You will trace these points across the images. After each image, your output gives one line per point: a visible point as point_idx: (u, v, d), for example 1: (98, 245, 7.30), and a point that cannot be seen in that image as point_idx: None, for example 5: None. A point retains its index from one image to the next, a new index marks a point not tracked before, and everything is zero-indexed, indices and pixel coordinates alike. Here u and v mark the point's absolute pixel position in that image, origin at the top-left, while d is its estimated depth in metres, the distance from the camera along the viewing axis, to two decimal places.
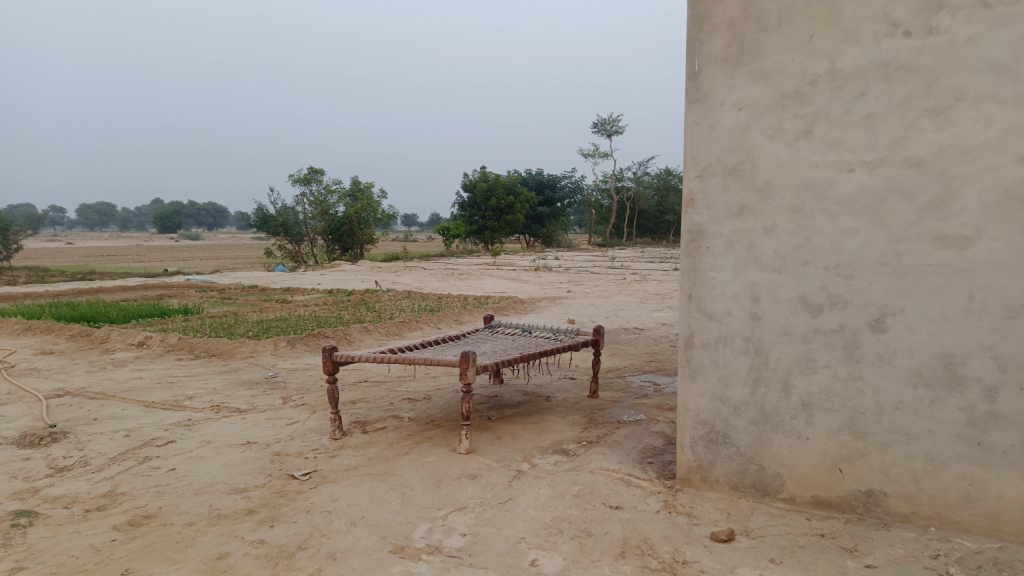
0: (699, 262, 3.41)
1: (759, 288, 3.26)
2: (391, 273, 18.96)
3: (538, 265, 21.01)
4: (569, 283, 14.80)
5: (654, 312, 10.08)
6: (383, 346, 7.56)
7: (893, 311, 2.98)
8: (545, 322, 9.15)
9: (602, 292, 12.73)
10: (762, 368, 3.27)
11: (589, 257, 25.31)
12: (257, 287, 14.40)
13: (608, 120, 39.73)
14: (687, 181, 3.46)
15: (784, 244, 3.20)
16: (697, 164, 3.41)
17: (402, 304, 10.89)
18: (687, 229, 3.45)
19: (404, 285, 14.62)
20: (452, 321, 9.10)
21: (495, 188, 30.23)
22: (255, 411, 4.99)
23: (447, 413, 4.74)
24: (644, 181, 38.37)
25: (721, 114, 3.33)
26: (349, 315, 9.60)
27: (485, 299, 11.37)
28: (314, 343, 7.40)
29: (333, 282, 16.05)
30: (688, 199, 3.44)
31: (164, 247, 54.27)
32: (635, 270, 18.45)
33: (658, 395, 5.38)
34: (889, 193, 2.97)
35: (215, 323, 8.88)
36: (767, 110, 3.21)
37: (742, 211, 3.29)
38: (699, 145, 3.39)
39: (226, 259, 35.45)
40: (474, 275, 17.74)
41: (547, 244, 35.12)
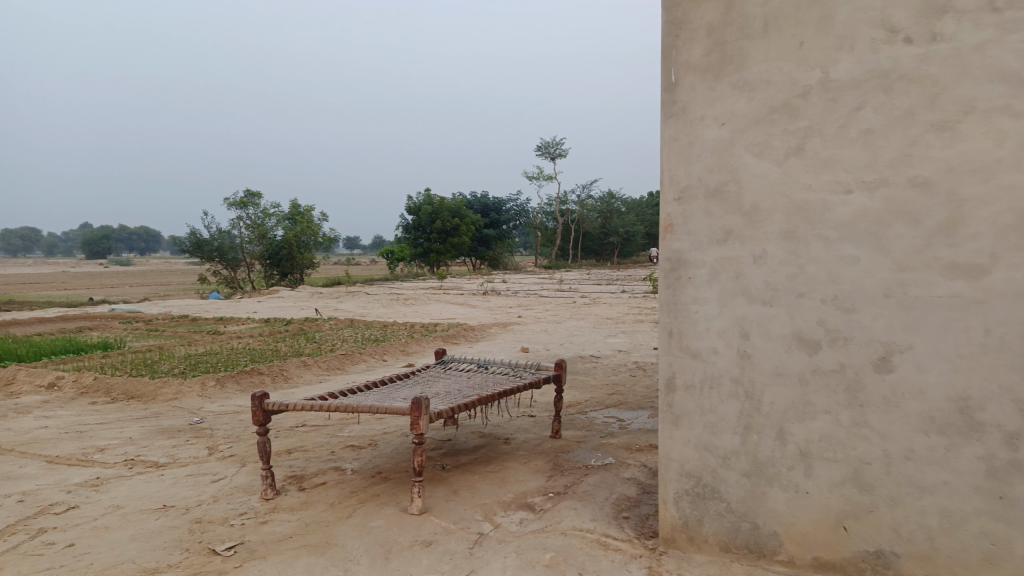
0: (679, 295, 3.04)
1: (748, 323, 2.90)
2: (334, 299, 18.30)
3: (485, 289, 20.62)
4: (519, 308, 14.44)
5: (608, 338, 9.78)
6: (324, 382, 7.01)
7: (899, 348, 2.67)
8: (497, 351, 8.73)
9: (553, 317, 12.38)
10: (754, 413, 2.91)
11: (537, 280, 25.05)
12: (189, 317, 13.55)
13: (552, 143, 39.93)
14: (664, 204, 3.10)
15: (776, 274, 2.85)
16: (675, 185, 3.05)
17: (344, 334, 10.31)
18: (665, 257, 3.08)
19: (346, 313, 14.01)
20: (397, 353, 8.58)
21: (440, 211, 29.82)
22: (176, 466, 4.40)
23: (396, 463, 4.26)
24: (588, 204, 38.52)
25: (701, 131, 2.99)
26: (286, 347, 8.98)
27: (432, 326, 10.88)
28: (248, 381, 6.79)
29: (271, 310, 15.29)
30: (666, 225, 3.08)
31: (91, 273, 51.86)
32: (585, 293, 18.25)
33: (625, 433, 5.00)
34: (892, 217, 2.66)
35: (138, 359, 8.15)
36: (754, 125, 2.88)
37: (727, 237, 2.94)
38: (677, 164, 3.04)
39: (159, 286, 33.89)
40: (421, 300, 17.24)
41: (493, 267, 34.81)
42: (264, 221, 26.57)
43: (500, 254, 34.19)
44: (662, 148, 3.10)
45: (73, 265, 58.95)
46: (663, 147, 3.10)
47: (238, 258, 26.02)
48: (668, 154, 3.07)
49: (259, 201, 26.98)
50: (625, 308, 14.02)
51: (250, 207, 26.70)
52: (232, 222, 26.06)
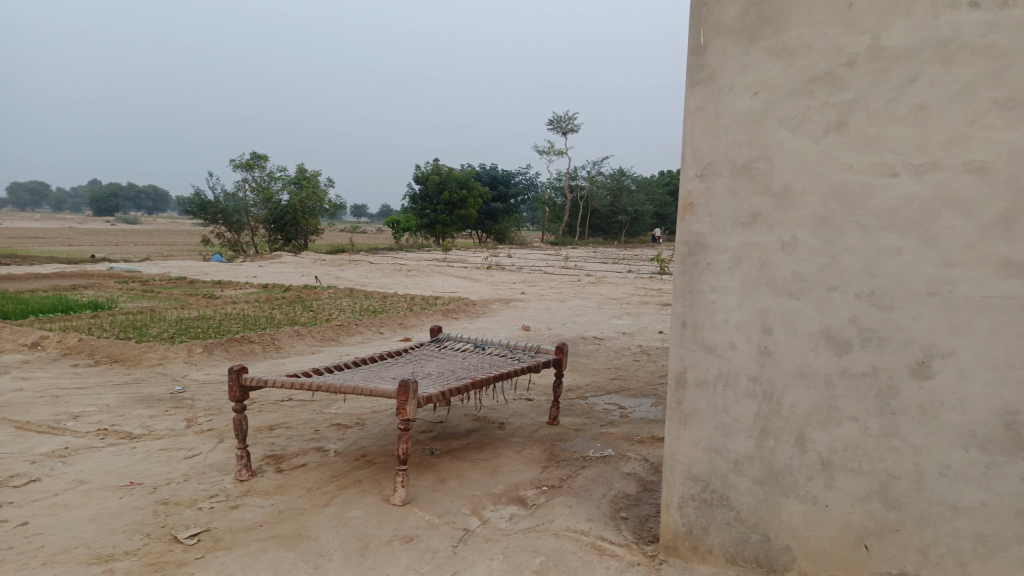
0: (696, 283, 2.76)
1: (771, 317, 2.62)
2: (336, 266, 18.05)
3: (490, 263, 20.34)
4: (523, 284, 14.16)
5: (612, 319, 9.49)
6: (316, 354, 6.75)
7: (941, 352, 2.37)
8: (497, 328, 8.46)
9: (556, 295, 12.10)
10: (773, 416, 2.64)
11: (542, 256, 24.73)
12: (186, 279, 13.31)
13: (564, 118, 39.34)
14: (685, 181, 2.80)
15: (806, 264, 2.56)
16: (697, 160, 2.75)
17: (342, 304, 10.04)
18: (683, 240, 2.79)
19: (346, 282, 13.77)
20: (394, 326, 8.32)
21: (448, 182, 29.41)
22: (151, 439, 4.16)
23: (382, 446, 4.01)
24: (598, 181, 38.02)
25: (729, 99, 2.67)
26: (281, 315, 8.72)
27: (433, 300, 10.61)
28: (237, 349, 6.55)
29: (270, 275, 15.04)
30: (686, 204, 2.79)
31: (95, 230, 51.73)
32: (590, 271, 17.96)
33: (626, 423, 4.73)
34: (942, 206, 2.35)
35: (127, 321, 7.92)
36: (789, 96, 2.57)
37: (753, 220, 2.64)
38: (701, 137, 2.74)
39: (162, 246, 33.67)
40: (424, 271, 16.95)
41: (499, 241, 34.47)
42: (269, 185, 26.23)
43: (506, 228, 33.81)
44: (685, 119, 2.79)
45: (79, 221, 58.75)
46: (686, 117, 2.79)
47: (242, 221, 25.74)
48: (691, 126, 2.77)
49: (265, 164, 26.61)
50: (631, 288, 13.71)
51: (256, 169, 26.34)
52: (236, 185, 25.76)
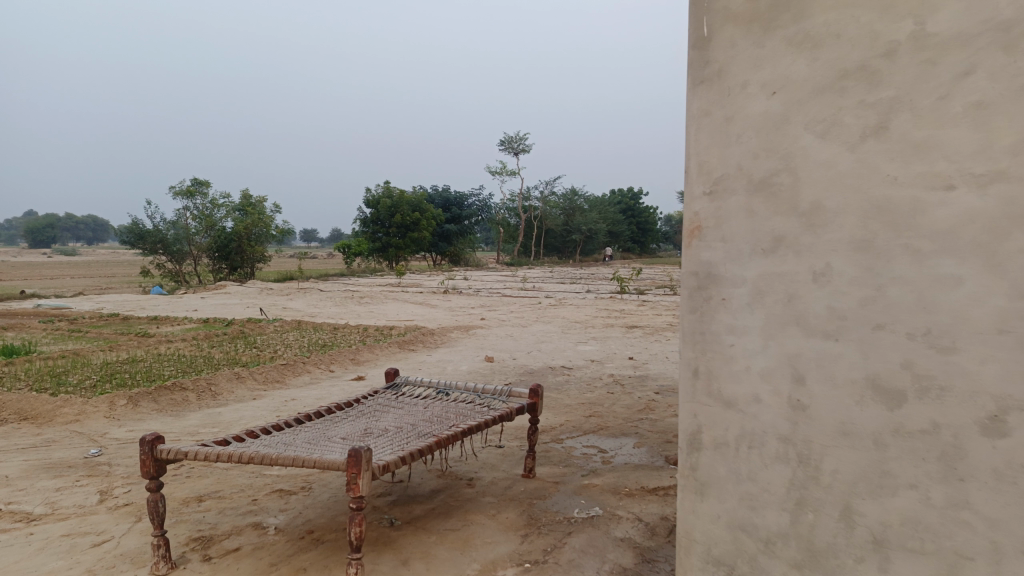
0: (708, 320, 2.34)
1: (804, 363, 2.14)
2: (283, 296, 17.23)
3: (446, 287, 19.74)
4: (481, 309, 13.63)
5: (579, 345, 9.00)
6: (259, 399, 6.08)
7: (1018, 406, 1.75)
8: (458, 360, 7.88)
9: (517, 320, 11.59)
10: (810, 485, 2.15)
11: (498, 278, 24.21)
12: (119, 317, 12.38)
13: (516, 138, 39.10)
14: (690, 201, 2.41)
15: (844, 297, 2.06)
16: (704, 176, 2.35)
17: (289, 339, 9.33)
18: (693, 271, 2.39)
19: (295, 313, 13.02)
20: (346, 362, 7.67)
21: (400, 205, 28.77)
22: (53, 520, 3.48)
23: (332, 518, 3.42)
24: (551, 201, 37.77)
25: (743, 102, 2.25)
26: (221, 355, 7.99)
27: (388, 330, 9.98)
28: (168, 399, 5.85)
29: (213, 309, 14.18)
30: (693, 228, 2.39)
31: (28, 262, 49.37)
32: (549, 293, 17.54)
33: (610, 472, 4.21)
34: (1012, 223, 1.75)
35: (44, 369, 7.11)
36: (815, 96, 2.11)
37: (776, 245, 2.19)
38: (709, 148, 2.34)
39: (99, 279, 32.12)
40: (378, 298, 16.26)
41: (454, 263, 33.83)
42: (213, 212, 25.20)
43: (461, 250, 33.24)
44: (689, 127, 2.40)
45: (12, 254, 56.01)
46: (691, 123, 2.40)
47: (184, 250, 24.60)
48: (696, 134, 2.37)
49: (207, 191, 25.58)
50: (593, 311, 13.26)
51: (197, 196, 25.28)
52: (177, 213, 24.70)
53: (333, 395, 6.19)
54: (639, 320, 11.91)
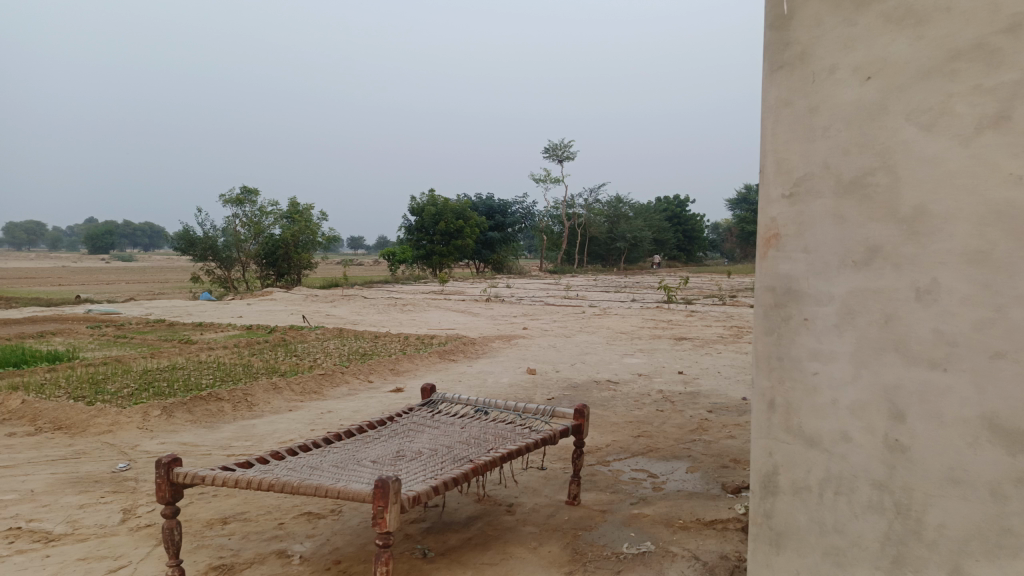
0: (788, 343, 2.01)
1: (904, 398, 1.81)
2: (328, 302, 17.24)
3: (489, 295, 19.53)
4: (524, 318, 13.36)
5: (625, 357, 8.65)
6: (294, 411, 5.90)
7: None
8: (499, 372, 7.61)
9: (561, 330, 11.29)
10: (909, 543, 1.80)
11: (542, 286, 23.93)
12: (164, 323, 12.47)
13: (561, 145, 38.81)
14: (765, 206, 2.09)
15: (955, 320, 1.72)
16: (783, 175, 2.02)
17: (329, 348, 9.18)
18: (769, 286, 2.06)
19: (337, 320, 12.95)
20: (384, 372, 7.46)
21: (444, 212, 28.74)
22: (72, 541, 3.31)
23: (361, 546, 3.18)
24: (596, 209, 37.35)
25: (830, 89, 1.92)
26: (260, 363, 7.86)
27: (429, 339, 9.78)
28: (203, 409, 5.72)
29: (257, 315, 14.21)
30: (769, 235, 2.06)
31: (87, 267, 50.97)
32: (594, 302, 17.19)
33: (661, 500, 3.88)
34: None
35: (84, 376, 7.08)
36: (919, 81, 1.77)
37: (870, 257, 1.85)
38: (788, 143, 2.01)
39: (151, 284, 32.85)
40: (420, 305, 16.12)
41: (497, 271, 33.66)
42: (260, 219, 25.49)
43: (505, 258, 33.05)
44: (765, 119, 2.09)
45: (71, 260, 57.81)
46: (767, 116, 2.09)
47: (232, 256, 24.92)
48: (774, 127, 2.05)
49: (255, 198, 25.91)
50: (639, 321, 12.86)
51: (246, 203, 25.64)
52: (226, 220, 25.08)
53: (370, 408, 5.97)
54: (687, 331, 11.47)
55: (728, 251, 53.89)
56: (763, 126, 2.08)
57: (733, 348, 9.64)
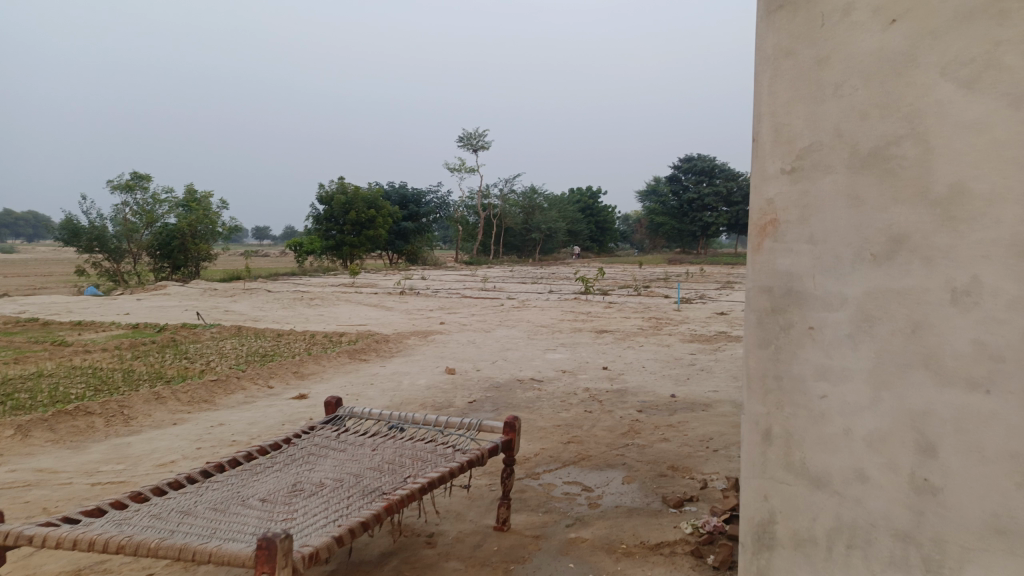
0: (790, 358, 1.60)
1: (935, 428, 1.39)
2: (228, 297, 16.09)
3: (403, 287, 18.82)
4: (440, 312, 12.81)
5: (547, 352, 8.24)
6: (180, 425, 5.18)
7: None
8: (415, 372, 7.06)
9: (479, 325, 10.81)
10: None
11: (458, 278, 23.37)
12: (37, 322, 11.19)
13: (474, 134, 38.24)
14: (760, 184, 1.69)
15: (1001, 330, 1.30)
16: (783, 145, 1.62)
17: (224, 349, 8.36)
18: (765, 284, 1.66)
19: (237, 317, 11.99)
20: (285, 376, 6.76)
21: (355, 202, 27.76)
22: None
23: None
24: (511, 199, 37.02)
25: (843, 35, 1.51)
26: (143, 369, 7.01)
27: (338, 337, 9.09)
28: (69, 427, 4.92)
29: (148, 312, 13.03)
30: (765, 221, 1.66)
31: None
32: (511, 294, 16.78)
33: (600, 520, 3.47)
34: None
35: None
36: (958, 19, 1.35)
37: (893, 249, 1.44)
38: (791, 104, 1.60)
39: (30, 279, 30.17)
40: (329, 299, 15.27)
41: (411, 262, 32.79)
42: (153, 207, 23.77)
43: (418, 249, 32.25)
44: (762, 76, 1.68)
45: None
46: (763, 70, 1.68)
47: (122, 248, 23.09)
48: (772, 84, 1.64)
49: (146, 185, 24.14)
50: (558, 313, 12.55)
51: (137, 191, 23.85)
52: (115, 209, 23.24)
53: (268, 418, 5.31)
54: (607, 323, 11.20)
55: (639, 242, 54.82)
56: (757, 85, 1.67)
57: (655, 341, 9.40)
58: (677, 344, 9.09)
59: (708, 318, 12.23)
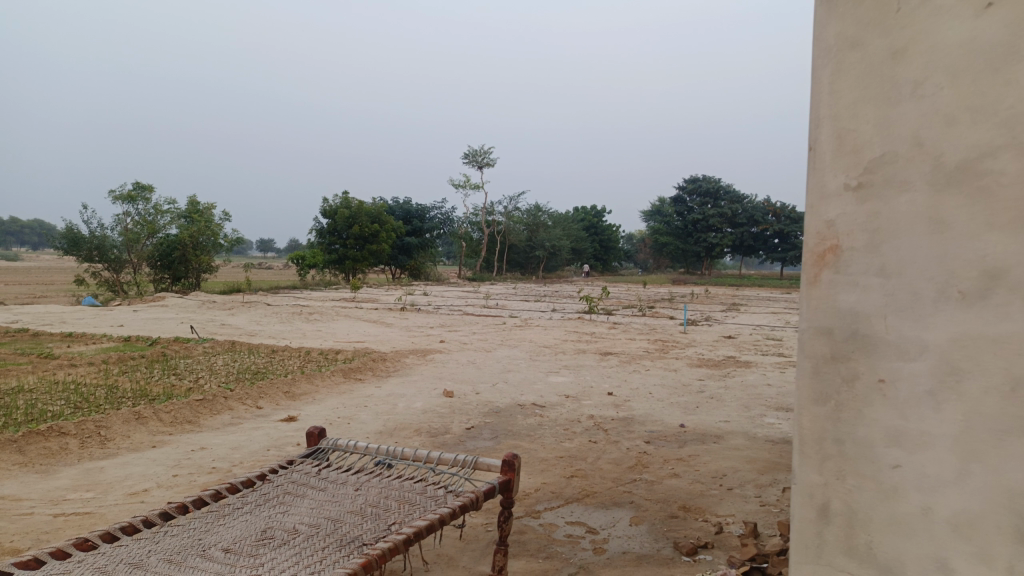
0: (854, 418, 1.32)
1: None
2: (226, 310, 15.82)
3: (405, 303, 18.54)
4: (441, 329, 12.51)
5: (550, 375, 7.93)
6: (159, 448, 4.87)
7: None
8: (411, 394, 6.76)
9: (480, 344, 10.51)
10: None
11: (461, 294, 23.12)
12: (28, 333, 10.90)
13: (479, 150, 38.12)
14: (818, 204, 1.41)
15: None
16: (847, 156, 1.35)
17: (215, 365, 8.06)
18: (823, 323, 1.39)
19: (232, 332, 11.70)
20: (275, 397, 6.46)
21: (358, 216, 27.63)
22: None
23: None
24: (516, 215, 36.81)
25: (925, 20, 1.22)
26: (128, 386, 6.71)
27: (333, 354, 8.79)
28: (40, 448, 4.63)
29: (143, 325, 12.75)
30: (823, 248, 1.39)
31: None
32: (514, 312, 16.49)
33: (606, 569, 3.16)
34: None
35: None
36: None
37: (991, 288, 1.14)
38: (856, 106, 1.33)
39: (30, 287, 29.93)
40: (328, 314, 14.97)
41: (414, 278, 32.53)
42: (155, 218, 23.59)
43: (421, 264, 32.03)
44: (820, 72, 1.42)
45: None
46: (824, 65, 1.42)
47: (122, 258, 22.87)
48: (833, 81, 1.38)
49: (149, 196, 24.00)
50: (562, 333, 12.25)
51: (139, 202, 23.69)
52: (116, 219, 23.06)
53: (253, 443, 5.00)
54: (611, 345, 10.89)
55: (643, 261, 54.58)
56: (816, 83, 1.41)
57: (661, 365, 9.09)
58: (684, 369, 8.77)
59: (715, 341, 11.92)
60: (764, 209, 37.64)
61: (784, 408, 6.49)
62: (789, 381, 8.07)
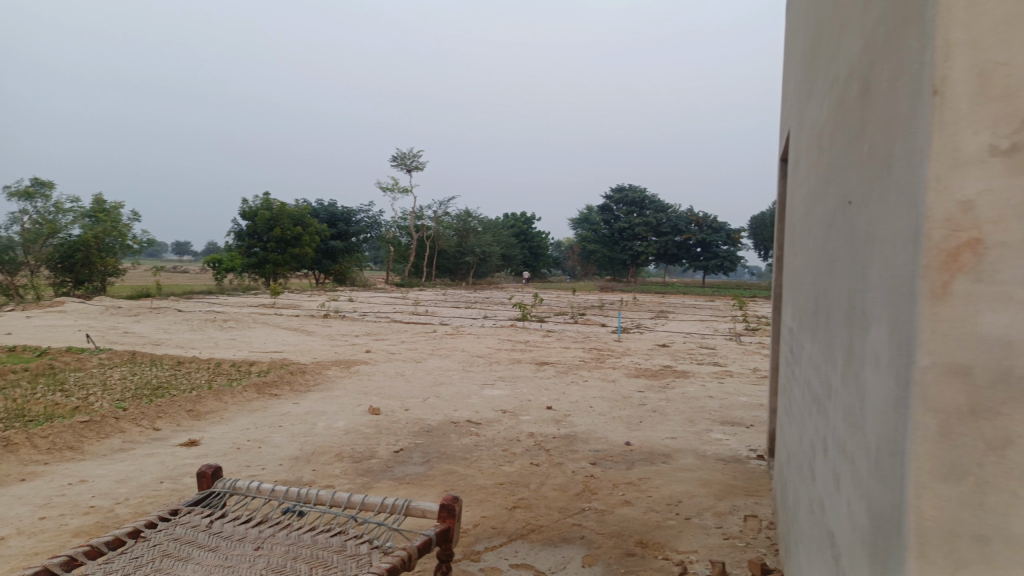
0: (1010, 509, 0.93)
1: None
2: (130, 317, 14.62)
3: (328, 310, 17.70)
4: (366, 338, 11.82)
5: (484, 388, 7.44)
6: (28, 483, 4.10)
7: None
8: (333, 411, 6.13)
9: (408, 354, 9.91)
10: None
11: (387, 300, 22.37)
12: None
13: (407, 154, 37.31)
14: (945, 180, 0.96)
15: None
16: (997, 103, 0.94)
17: (110, 380, 7.18)
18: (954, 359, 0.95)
19: (135, 342, 10.68)
20: (176, 417, 5.72)
21: (280, 218, 26.60)
22: None
23: None
24: (444, 221, 36.18)
25: None
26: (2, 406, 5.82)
27: (247, 367, 8.03)
28: None
29: (33, 333, 11.53)
30: (953, 245, 0.95)
31: None
32: (443, 319, 15.92)
33: None
34: None
35: None
36: None
37: None
38: (1008, 28, 0.93)
39: None
40: (244, 322, 14.02)
41: (338, 283, 31.45)
42: (55, 217, 21.89)
43: (347, 269, 31.05)
44: None
45: None
46: None
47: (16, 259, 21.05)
48: None
49: (48, 193, 22.25)
50: (493, 341, 11.77)
51: (37, 199, 21.90)
52: (10, 217, 21.24)
53: (144, 475, 4.30)
54: (546, 354, 10.48)
55: (572, 268, 54.79)
56: None
57: (598, 376, 8.74)
58: (622, 380, 8.44)
59: (649, 350, 11.68)
60: (688, 219, 38.30)
61: (730, 422, 6.20)
62: (729, 392, 7.84)
